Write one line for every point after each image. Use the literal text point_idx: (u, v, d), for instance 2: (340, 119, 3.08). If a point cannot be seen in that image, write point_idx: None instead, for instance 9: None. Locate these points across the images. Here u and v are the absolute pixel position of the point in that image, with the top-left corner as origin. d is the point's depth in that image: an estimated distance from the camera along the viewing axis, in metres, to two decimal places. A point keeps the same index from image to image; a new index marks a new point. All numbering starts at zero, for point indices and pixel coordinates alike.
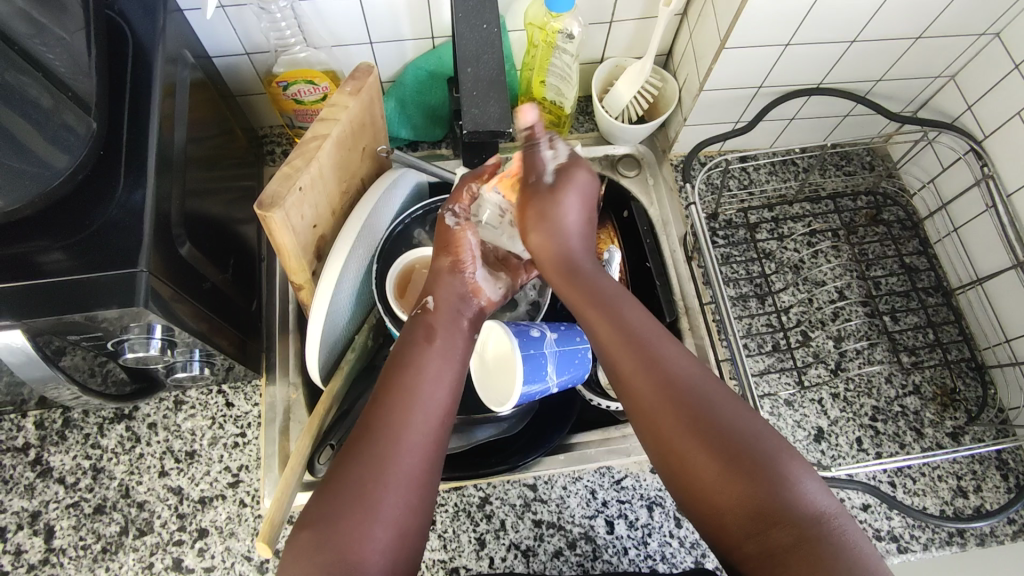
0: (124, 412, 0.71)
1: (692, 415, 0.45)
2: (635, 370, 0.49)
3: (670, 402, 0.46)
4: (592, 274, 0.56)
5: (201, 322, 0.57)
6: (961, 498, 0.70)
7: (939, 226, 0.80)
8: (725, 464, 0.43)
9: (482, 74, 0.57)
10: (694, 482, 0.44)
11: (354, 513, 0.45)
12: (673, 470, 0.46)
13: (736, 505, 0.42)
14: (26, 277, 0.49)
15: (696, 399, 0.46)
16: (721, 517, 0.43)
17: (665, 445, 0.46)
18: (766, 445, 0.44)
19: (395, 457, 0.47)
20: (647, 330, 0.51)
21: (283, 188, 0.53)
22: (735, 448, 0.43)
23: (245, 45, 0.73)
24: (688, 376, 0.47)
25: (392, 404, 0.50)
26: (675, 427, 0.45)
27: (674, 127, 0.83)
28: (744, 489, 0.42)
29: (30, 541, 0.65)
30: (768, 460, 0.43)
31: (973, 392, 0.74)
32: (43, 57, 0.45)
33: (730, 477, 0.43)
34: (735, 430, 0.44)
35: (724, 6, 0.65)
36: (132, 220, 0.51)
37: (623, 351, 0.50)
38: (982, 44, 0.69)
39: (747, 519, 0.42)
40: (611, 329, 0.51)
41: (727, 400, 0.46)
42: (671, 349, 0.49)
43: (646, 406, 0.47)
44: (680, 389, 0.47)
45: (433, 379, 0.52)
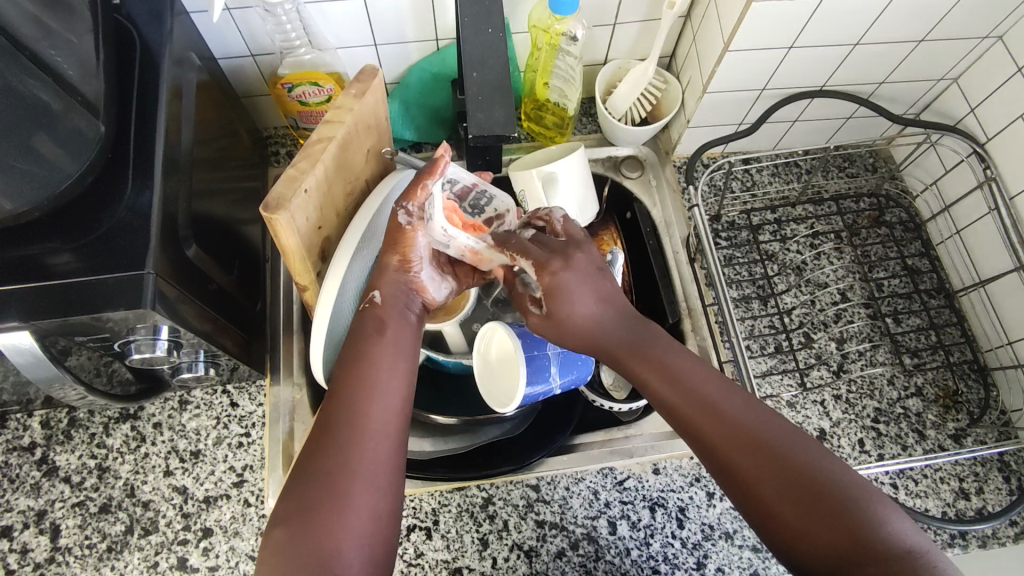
0: (130, 411, 0.71)
1: (765, 457, 0.46)
2: (705, 421, 0.49)
3: (746, 446, 0.47)
4: (647, 332, 0.55)
5: (207, 323, 0.58)
6: (963, 500, 0.70)
7: (941, 228, 0.80)
8: (810, 502, 0.44)
9: (486, 77, 0.57)
10: (783, 529, 0.45)
11: (323, 509, 0.46)
12: (756, 512, 0.46)
13: (826, 541, 0.43)
14: (34, 279, 0.50)
15: (769, 441, 0.47)
16: (809, 554, 0.44)
17: (750, 489, 0.46)
18: (847, 490, 0.44)
19: (357, 450, 0.49)
20: (708, 379, 0.51)
21: (288, 190, 0.53)
22: (811, 483, 0.45)
23: (251, 47, 0.73)
24: (757, 419, 0.48)
25: (352, 400, 0.51)
26: (759, 479, 0.46)
27: (677, 129, 0.83)
28: (836, 521, 0.43)
29: (36, 540, 0.66)
30: (845, 493, 0.44)
31: (975, 394, 0.74)
32: (52, 61, 0.45)
33: (813, 514, 0.44)
34: (809, 467, 0.46)
35: (728, 8, 0.66)
36: (139, 222, 0.51)
37: (691, 406, 0.50)
38: (985, 47, 0.70)
39: (838, 558, 0.43)
40: (675, 389, 0.51)
41: (797, 438, 0.47)
42: (735, 402, 0.50)
43: (725, 456, 0.48)
44: (751, 434, 0.47)
45: (390, 370, 0.53)
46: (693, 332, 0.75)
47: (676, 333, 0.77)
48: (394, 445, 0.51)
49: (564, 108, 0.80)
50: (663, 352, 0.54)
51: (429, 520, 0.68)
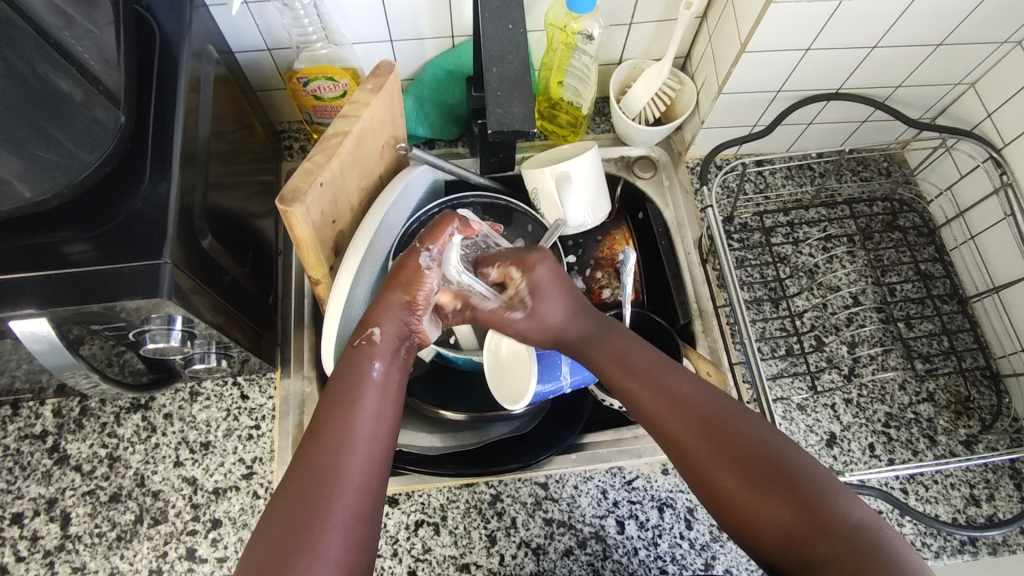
0: (141, 402, 0.72)
1: (719, 438, 0.47)
2: (659, 407, 0.50)
3: (700, 429, 0.48)
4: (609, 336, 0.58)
5: (220, 315, 0.58)
6: (974, 506, 0.69)
7: (956, 233, 0.80)
8: (763, 483, 0.44)
9: (507, 74, 0.57)
10: (728, 501, 0.45)
11: (297, 557, 0.43)
12: (711, 499, 0.46)
13: (779, 524, 0.43)
14: (52, 266, 0.50)
15: (721, 423, 0.47)
16: (757, 533, 0.44)
17: (705, 473, 0.46)
18: (790, 463, 0.45)
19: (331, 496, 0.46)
20: (666, 369, 0.53)
21: (304, 183, 0.54)
22: (762, 461, 0.45)
23: (268, 41, 0.74)
24: (709, 405, 0.49)
25: (328, 443, 0.48)
26: (703, 451, 0.47)
27: (691, 130, 0.83)
28: (780, 503, 0.43)
29: (46, 527, 0.66)
30: (797, 473, 0.44)
31: (987, 400, 0.74)
32: (75, 50, 0.46)
33: (767, 497, 0.44)
34: (761, 447, 0.46)
35: (746, 9, 0.65)
36: (157, 212, 0.52)
37: (646, 393, 0.51)
38: (1003, 52, 0.69)
39: (783, 534, 0.43)
40: (632, 377, 0.53)
41: (747, 419, 0.48)
42: (686, 384, 0.51)
43: (680, 438, 0.48)
44: (703, 418, 0.48)
45: (369, 413, 0.51)
46: (703, 334, 0.76)
47: (687, 333, 0.77)
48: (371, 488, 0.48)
49: (578, 107, 0.80)
50: (622, 347, 0.56)
51: (438, 516, 0.68)
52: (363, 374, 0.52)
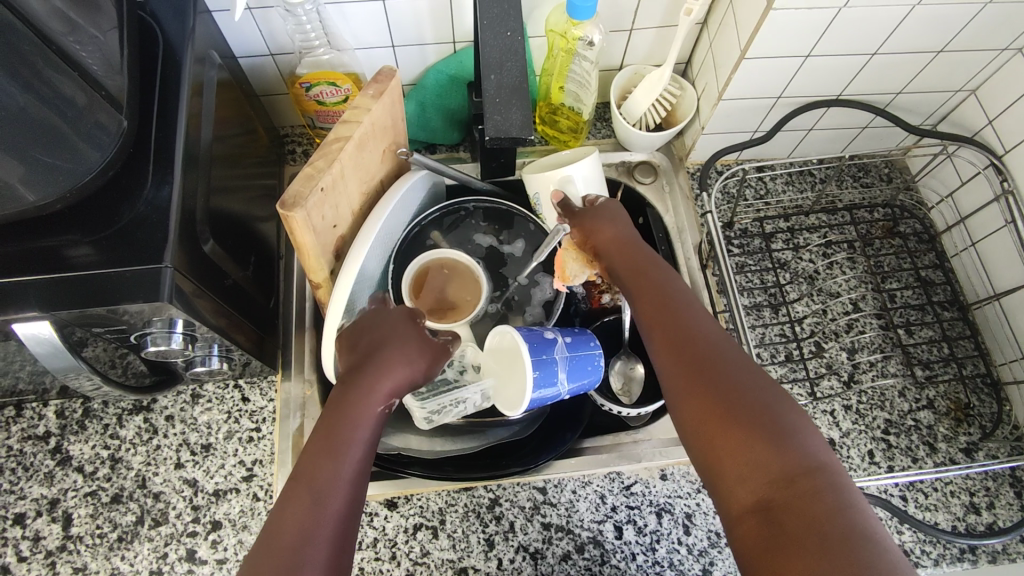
0: (142, 404, 0.72)
1: (707, 361, 0.47)
2: (669, 327, 0.51)
3: (697, 349, 0.48)
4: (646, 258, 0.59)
5: (221, 317, 0.58)
6: (973, 514, 0.69)
7: (956, 240, 0.80)
8: (743, 415, 0.44)
9: (505, 82, 0.57)
10: (696, 414, 0.46)
11: None
12: (683, 415, 0.47)
13: (738, 444, 0.43)
14: (56, 270, 0.50)
15: (718, 355, 0.48)
16: (715, 448, 0.45)
17: (690, 395, 0.47)
18: (774, 400, 0.45)
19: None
20: (681, 296, 0.53)
21: (305, 188, 0.54)
22: (746, 396, 0.45)
23: (270, 47, 0.74)
24: (712, 335, 0.50)
25: (295, 519, 0.45)
26: (688, 369, 0.48)
27: (691, 135, 0.83)
28: (745, 426, 0.44)
29: (48, 528, 0.67)
30: (779, 417, 0.44)
31: (988, 408, 0.74)
32: (79, 56, 0.46)
33: (742, 426, 0.44)
34: (750, 385, 0.46)
35: (746, 15, 0.66)
36: (160, 217, 0.52)
37: (659, 315, 0.52)
38: (1003, 59, 0.69)
39: (740, 452, 0.43)
40: (650, 295, 0.54)
41: (746, 359, 0.48)
42: (697, 313, 0.52)
43: (672, 353, 0.49)
44: (702, 347, 0.48)
45: (343, 482, 0.47)
46: None
47: None
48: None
49: (578, 112, 0.81)
50: (657, 272, 0.57)
51: (436, 520, 0.69)
52: (343, 442, 0.48)
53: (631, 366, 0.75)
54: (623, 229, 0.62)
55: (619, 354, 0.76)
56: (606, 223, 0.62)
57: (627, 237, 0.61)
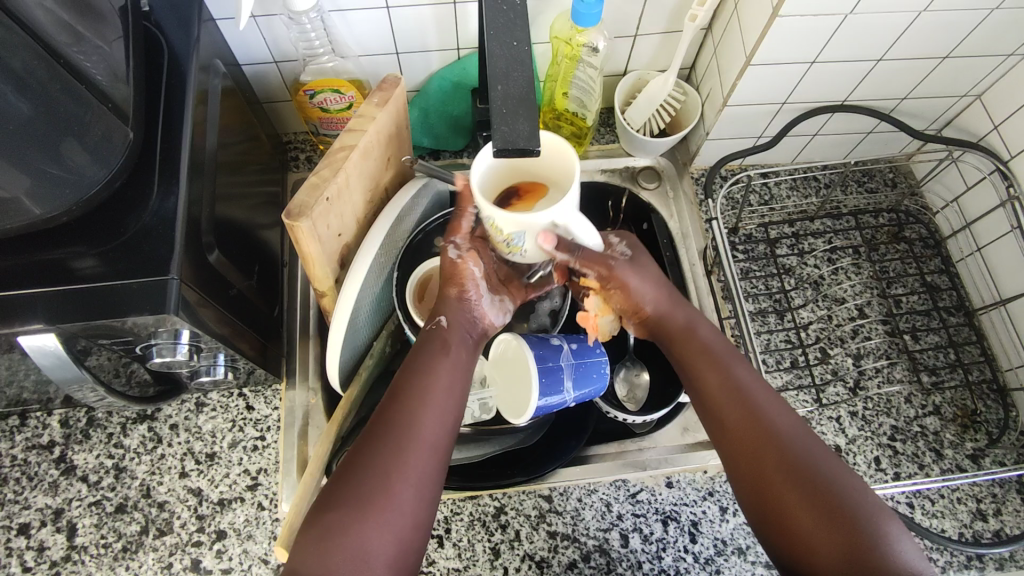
0: (147, 412, 0.72)
1: (793, 460, 0.49)
2: (740, 418, 0.52)
3: (778, 445, 0.50)
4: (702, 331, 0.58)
5: (225, 327, 0.58)
6: (980, 521, 0.69)
7: (962, 245, 0.80)
8: (832, 519, 0.46)
9: (512, 91, 0.56)
10: (785, 514, 0.48)
11: (369, 505, 0.47)
12: (767, 512, 0.49)
13: (833, 547, 0.45)
14: (61, 282, 0.50)
15: (800, 455, 0.49)
16: (810, 552, 0.46)
17: (773, 495, 0.49)
18: (862, 502, 0.47)
19: (355, 519, 0.46)
20: (752, 381, 0.54)
21: (310, 198, 0.54)
22: (830, 494, 0.47)
23: (274, 54, 0.74)
24: (790, 427, 0.51)
25: (391, 442, 0.49)
26: (773, 468, 0.49)
27: (696, 141, 0.83)
28: (839, 532, 0.46)
29: (53, 537, 0.66)
30: (866, 519, 0.46)
31: (994, 414, 0.74)
32: (83, 67, 0.46)
33: (833, 531, 0.46)
34: (834, 486, 0.47)
35: (751, 21, 0.65)
36: (165, 227, 0.52)
37: (734, 404, 0.53)
38: (1009, 64, 0.69)
39: (838, 558, 0.45)
40: (719, 381, 0.55)
41: (823, 452, 0.49)
42: (774, 402, 0.53)
43: (750, 446, 0.51)
44: (779, 442, 0.50)
45: (429, 414, 0.51)
46: None
47: None
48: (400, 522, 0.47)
49: (582, 118, 0.81)
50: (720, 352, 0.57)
51: (441, 528, 0.68)
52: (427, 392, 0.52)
53: (636, 373, 0.76)
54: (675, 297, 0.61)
55: (624, 363, 0.76)
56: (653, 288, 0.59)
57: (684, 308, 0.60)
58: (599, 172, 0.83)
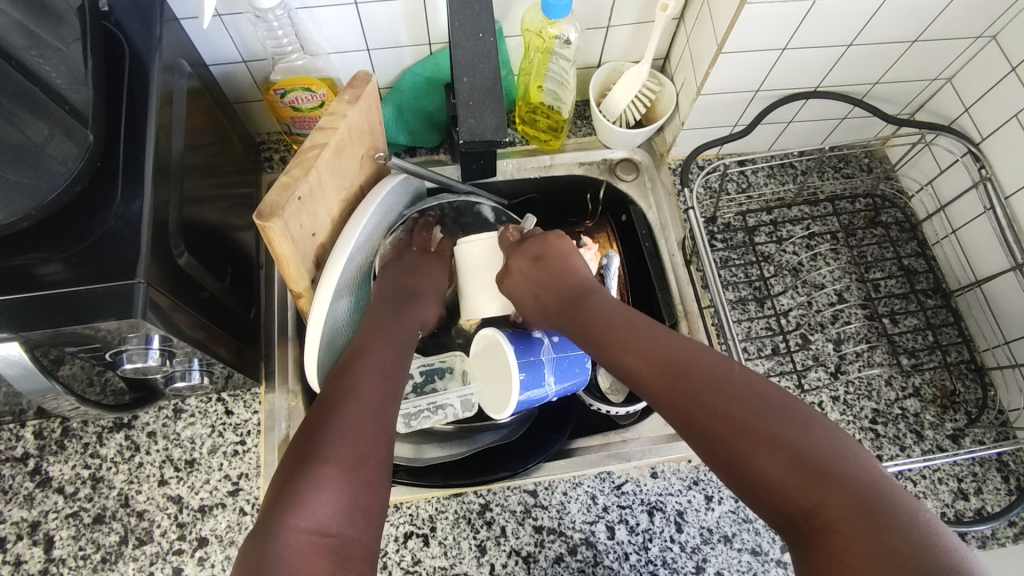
0: (123, 421, 0.71)
1: (715, 396, 0.47)
2: (660, 373, 0.51)
3: (698, 385, 0.49)
4: (599, 304, 0.61)
5: (199, 331, 0.57)
6: (961, 501, 0.70)
7: (937, 228, 0.80)
8: (777, 449, 0.43)
9: (479, 84, 0.56)
10: (732, 458, 0.45)
11: (330, 446, 0.49)
12: (717, 463, 0.46)
13: (783, 472, 0.43)
14: (25, 289, 0.49)
15: (733, 394, 0.47)
16: (765, 486, 0.43)
17: (711, 438, 0.46)
18: (792, 421, 0.45)
19: (324, 468, 0.48)
20: (662, 335, 0.54)
21: (282, 198, 0.52)
22: (760, 419, 0.45)
23: (243, 54, 0.73)
24: (707, 364, 0.50)
25: (341, 395, 0.53)
26: (700, 407, 0.48)
27: (671, 131, 0.83)
28: (781, 454, 0.43)
29: (29, 551, 0.65)
30: (812, 441, 0.43)
31: (973, 393, 0.74)
32: (40, 69, 0.45)
33: (773, 453, 0.43)
34: (770, 415, 0.45)
35: (721, 10, 0.65)
36: (131, 230, 0.51)
37: (648, 360, 0.53)
38: (978, 47, 0.70)
39: (791, 485, 0.42)
40: (631, 342, 0.55)
41: (743, 377, 0.48)
42: (687, 346, 0.52)
43: (675, 398, 0.49)
44: (701, 382, 0.49)
45: (374, 368, 0.56)
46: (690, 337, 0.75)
47: None
48: (373, 467, 0.50)
49: (558, 111, 0.80)
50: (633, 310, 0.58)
51: (427, 527, 0.68)
52: (382, 355, 0.58)
53: None
54: (554, 280, 0.64)
55: None
56: (532, 291, 0.64)
57: (567, 289, 0.63)
58: (577, 165, 0.83)
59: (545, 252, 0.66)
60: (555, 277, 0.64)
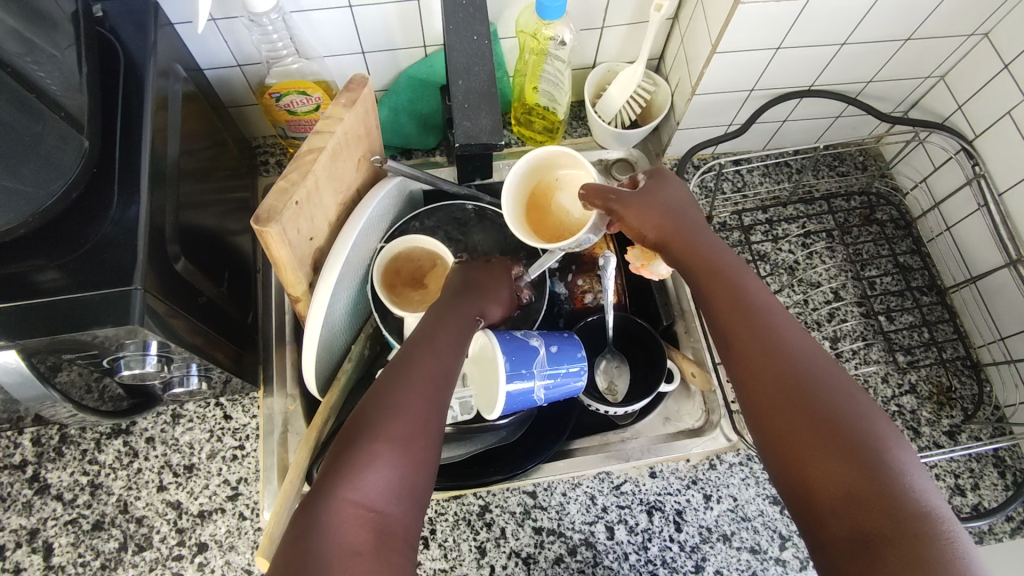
0: (122, 427, 0.71)
1: (801, 387, 0.45)
2: (752, 339, 0.48)
3: (786, 367, 0.46)
4: (714, 247, 0.55)
5: (196, 337, 0.57)
6: (958, 496, 0.70)
7: (931, 224, 0.81)
8: (847, 459, 0.42)
9: (473, 87, 0.56)
10: (796, 452, 0.44)
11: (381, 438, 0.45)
12: (777, 449, 0.45)
13: (845, 487, 0.41)
14: (22, 296, 0.49)
15: (812, 385, 0.45)
16: (819, 491, 0.42)
17: (781, 429, 0.45)
18: (876, 434, 0.43)
19: (379, 456, 0.44)
20: (767, 304, 0.50)
21: (279, 202, 0.52)
22: (843, 425, 0.43)
23: (238, 58, 0.73)
24: (800, 351, 0.47)
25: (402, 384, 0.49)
26: (778, 395, 0.46)
27: (667, 132, 0.83)
28: (855, 469, 0.41)
29: (29, 558, 0.65)
30: (892, 468, 0.41)
31: (969, 389, 0.75)
32: (35, 76, 0.45)
33: (846, 464, 0.42)
34: (849, 418, 0.43)
35: (715, 10, 0.66)
36: (127, 236, 0.51)
37: (738, 324, 0.50)
38: (970, 45, 0.70)
39: (848, 501, 0.41)
40: (726, 300, 0.51)
41: (836, 379, 0.46)
42: (786, 325, 0.49)
43: (756, 373, 0.47)
44: (789, 368, 0.46)
45: (439, 361, 0.52)
46: (687, 337, 0.76)
47: (670, 334, 0.77)
48: (421, 466, 0.46)
49: (554, 111, 0.80)
50: (733, 270, 0.53)
51: (427, 529, 0.68)
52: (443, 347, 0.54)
53: (615, 365, 0.75)
54: (672, 217, 0.58)
55: (605, 354, 0.76)
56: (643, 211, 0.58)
57: (676, 234, 0.57)
58: None
59: (675, 192, 0.60)
60: (678, 212, 0.58)
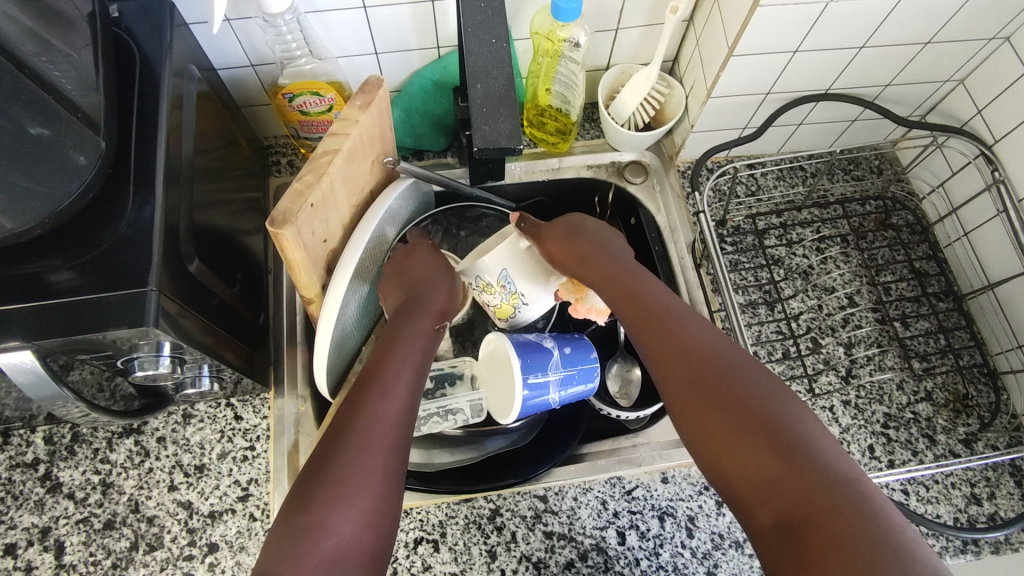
0: (133, 426, 0.71)
1: (715, 385, 0.49)
2: (667, 347, 0.53)
3: (699, 368, 0.50)
4: (615, 265, 0.62)
5: (209, 337, 0.57)
6: (974, 505, 0.69)
7: (949, 230, 0.80)
8: (759, 442, 0.45)
9: (492, 90, 0.56)
10: (718, 445, 0.47)
11: (344, 466, 0.47)
12: (703, 448, 0.48)
13: (760, 471, 0.44)
14: (38, 297, 0.49)
15: (727, 379, 0.49)
16: (742, 479, 0.45)
17: (702, 426, 0.48)
18: (786, 418, 0.46)
19: (342, 488, 0.46)
20: (677, 313, 0.55)
21: (294, 205, 0.52)
22: (755, 413, 0.46)
23: (251, 58, 0.73)
24: (713, 351, 0.51)
25: (363, 407, 0.51)
26: (697, 395, 0.49)
27: (681, 134, 0.82)
28: (769, 449, 0.44)
29: (40, 557, 0.65)
30: (802, 444, 0.44)
31: (985, 398, 0.74)
32: (50, 75, 0.45)
33: (757, 446, 0.44)
34: (762, 404, 0.47)
35: (733, 11, 0.65)
36: (142, 237, 0.51)
37: (653, 333, 0.54)
38: (991, 48, 0.69)
39: (765, 484, 0.43)
40: (642, 314, 0.56)
41: (747, 371, 0.49)
42: (696, 330, 0.53)
43: (674, 379, 0.51)
44: (704, 367, 0.50)
45: (402, 380, 0.54)
46: None
47: None
48: (384, 488, 0.48)
49: (566, 114, 0.80)
50: (637, 285, 0.59)
51: (437, 532, 0.67)
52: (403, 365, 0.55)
53: (627, 370, 0.76)
54: (579, 243, 0.64)
55: (614, 359, 0.76)
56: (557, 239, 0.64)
57: (585, 257, 0.63)
58: (585, 168, 0.83)
59: (586, 223, 0.67)
60: (586, 239, 0.65)
